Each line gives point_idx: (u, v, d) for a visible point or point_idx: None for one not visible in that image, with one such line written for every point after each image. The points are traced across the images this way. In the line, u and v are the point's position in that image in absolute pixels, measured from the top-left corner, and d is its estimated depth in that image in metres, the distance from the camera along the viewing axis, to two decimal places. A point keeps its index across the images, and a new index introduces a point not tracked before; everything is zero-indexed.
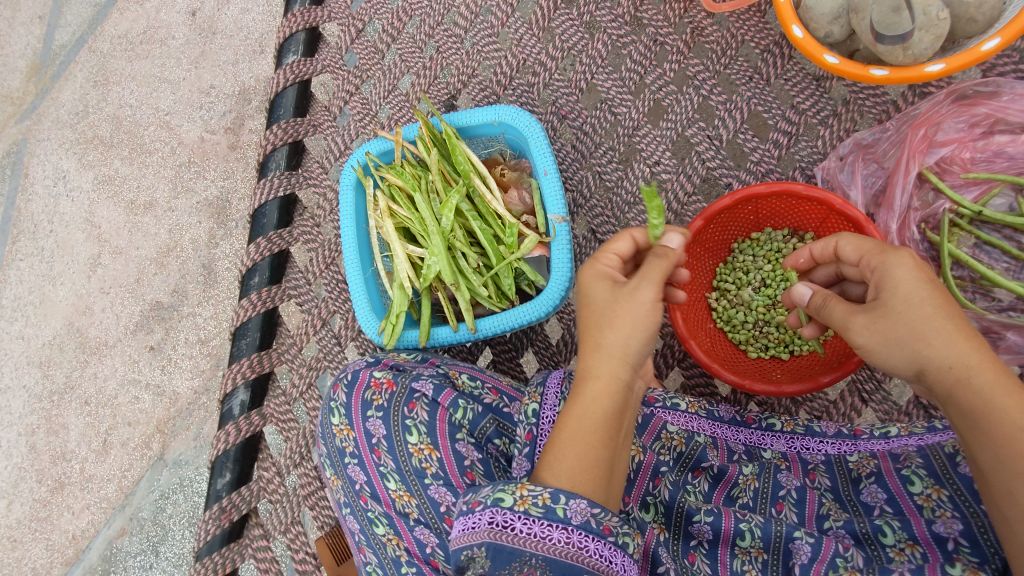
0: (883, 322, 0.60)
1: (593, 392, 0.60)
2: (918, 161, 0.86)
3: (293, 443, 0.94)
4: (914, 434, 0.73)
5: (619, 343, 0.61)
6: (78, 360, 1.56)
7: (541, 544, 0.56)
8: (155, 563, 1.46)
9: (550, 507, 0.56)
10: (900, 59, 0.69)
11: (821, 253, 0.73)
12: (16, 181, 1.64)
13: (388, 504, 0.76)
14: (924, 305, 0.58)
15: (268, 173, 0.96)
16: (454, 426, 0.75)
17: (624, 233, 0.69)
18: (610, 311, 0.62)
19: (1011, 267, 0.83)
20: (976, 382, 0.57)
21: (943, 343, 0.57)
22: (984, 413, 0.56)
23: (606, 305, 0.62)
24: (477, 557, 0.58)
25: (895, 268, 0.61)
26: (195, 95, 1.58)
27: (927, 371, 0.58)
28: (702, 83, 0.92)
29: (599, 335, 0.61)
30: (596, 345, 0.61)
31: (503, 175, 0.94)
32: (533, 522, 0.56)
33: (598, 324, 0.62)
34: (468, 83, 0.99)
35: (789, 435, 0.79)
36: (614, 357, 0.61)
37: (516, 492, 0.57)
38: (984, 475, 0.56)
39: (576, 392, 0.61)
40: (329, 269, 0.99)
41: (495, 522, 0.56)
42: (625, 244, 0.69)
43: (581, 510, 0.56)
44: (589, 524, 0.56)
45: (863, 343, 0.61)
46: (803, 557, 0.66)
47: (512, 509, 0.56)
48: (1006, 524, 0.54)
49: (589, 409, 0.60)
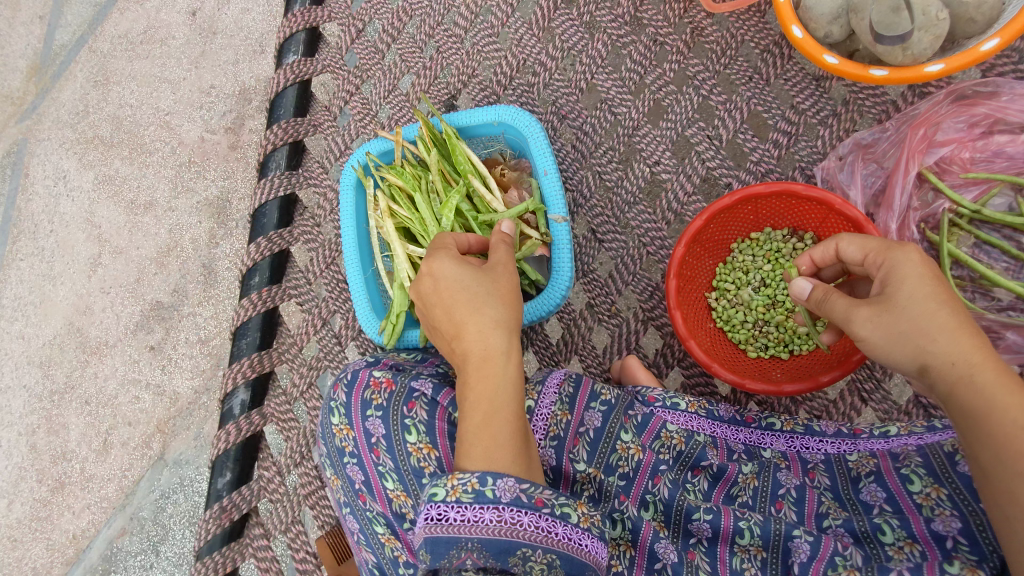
0: (886, 316, 0.61)
1: (485, 368, 0.62)
2: (918, 161, 0.86)
3: (293, 442, 0.94)
4: (914, 433, 0.73)
5: (493, 315, 0.65)
6: (78, 360, 1.56)
7: (475, 528, 0.56)
8: (155, 563, 1.46)
9: (479, 490, 0.56)
10: (900, 59, 0.69)
11: (822, 257, 0.73)
12: (16, 181, 1.64)
13: (385, 503, 0.76)
14: (928, 300, 0.59)
15: (269, 172, 0.96)
16: (453, 425, 0.76)
17: (447, 236, 0.76)
18: (485, 291, 0.67)
19: (1010, 267, 0.83)
20: (979, 380, 0.56)
21: (946, 339, 0.58)
22: (986, 411, 0.55)
23: (485, 284, 0.67)
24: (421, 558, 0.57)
25: (901, 265, 0.62)
26: (195, 95, 1.58)
27: (929, 366, 0.59)
28: (702, 83, 0.92)
29: (489, 310, 0.65)
30: (488, 321, 0.65)
31: (503, 175, 0.94)
32: (465, 508, 0.56)
33: (484, 300, 0.66)
34: (468, 83, 0.99)
35: (788, 434, 0.80)
36: (503, 327, 0.65)
37: (447, 483, 0.57)
38: (985, 474, 0.55)
39: (473, 371, 0.63)
40: (329, 269, 1.00)
41: (431, 517, 0.56)
42: (450, 241, 0.75)
43: (508, 488, 0.57)
44: (520, 500, 0.57)
45: (867, 335, 0.62)
46: (802, 555, 0.66)
47: (444, 500, 0.57)
48: (1007, 523, 0.53)
49: (499, 387, 0.62)
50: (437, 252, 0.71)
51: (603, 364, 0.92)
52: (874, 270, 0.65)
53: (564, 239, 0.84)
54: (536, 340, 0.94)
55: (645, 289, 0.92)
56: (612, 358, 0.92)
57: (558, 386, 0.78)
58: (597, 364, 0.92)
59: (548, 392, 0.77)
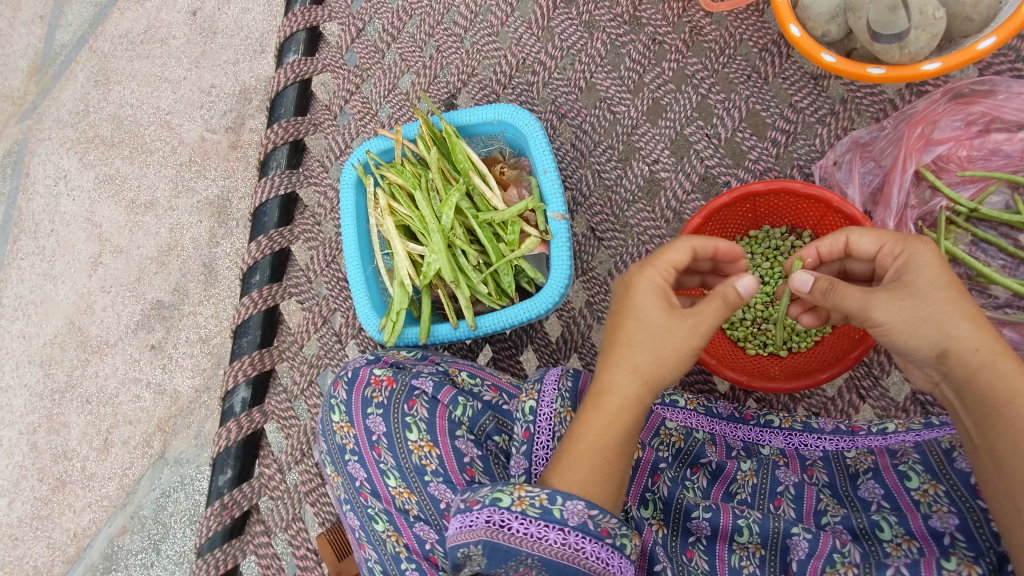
0: (910, 301, 0.60)
1: (603, 405, 0.63)
2: (915, 159, 0.87)
3: (294, 440, 0.94)
4: (912, 430, 0.73)
5: (638, 362, 0.62)
6: (79, 359, 1.57)
7: (537, 544, 0.60)
8: (156, 561, 1.46)
9: (546, 508, 0.59)
10: (897, 58, 0.69)
11: (829, 250, 0.72)
12: (17, 181, 1.65)
13: (387, 501, 0.77)
14: (950, 289, 0.60)
15: (269, 171, 0.97)
16: (454, 423, 0.76)
17: (682, 242, 0.66)
18: (648, 334, 0.62)
19: (1007, 264, 0.84)
20: (1002, 367, 0.59)
21: (971, 327, 0.59)
22: (1009, 399, 0.58)
23: (656, 329, 0.62)
24: (475, 554, 0.62)
25: (920, 254, 0.62)
26: (195, 95, 1.59)
27: (951, 353, 0.60)
28: (700, 82, 0.92)
29: (637, 356, 0.62)
30: (628, 366, 0.62)
31: (503, 173, 0.95)
32: (529, 522, 0.59)
33: (640, 345, 0.62)
34: (467, 82, 1.00)
35: (787, 431, 0.79)
36: (641, 378, 0.62)
37: (514, 493, 0.61)
38: (1005, 460, 0.57)
39: (597, 407, 0.63)
40: (329, 267, 1.00)
41: (493, 521, 0.60)
42: (683, 253, 0.66)
43: (577, 511, 0.59)
44: (586, 526, 0.59)
45: (886, 321, 0.61)
46: (800, 552, 0.66)
47: (509, 508, 0.60)
48: (1016, 510, 0.56)
49: (609, 426, 0.62)
50: (653, 263, 0.65)
51: None
52: (889, 261, 0.65)
53: (563, 237, 0.84)
54: (536, 337, 0.94)
55: None
56: None
57: (557, 384, 0.73)
58: (596, 362, 0.92)
59: (548, 390, 0.72)
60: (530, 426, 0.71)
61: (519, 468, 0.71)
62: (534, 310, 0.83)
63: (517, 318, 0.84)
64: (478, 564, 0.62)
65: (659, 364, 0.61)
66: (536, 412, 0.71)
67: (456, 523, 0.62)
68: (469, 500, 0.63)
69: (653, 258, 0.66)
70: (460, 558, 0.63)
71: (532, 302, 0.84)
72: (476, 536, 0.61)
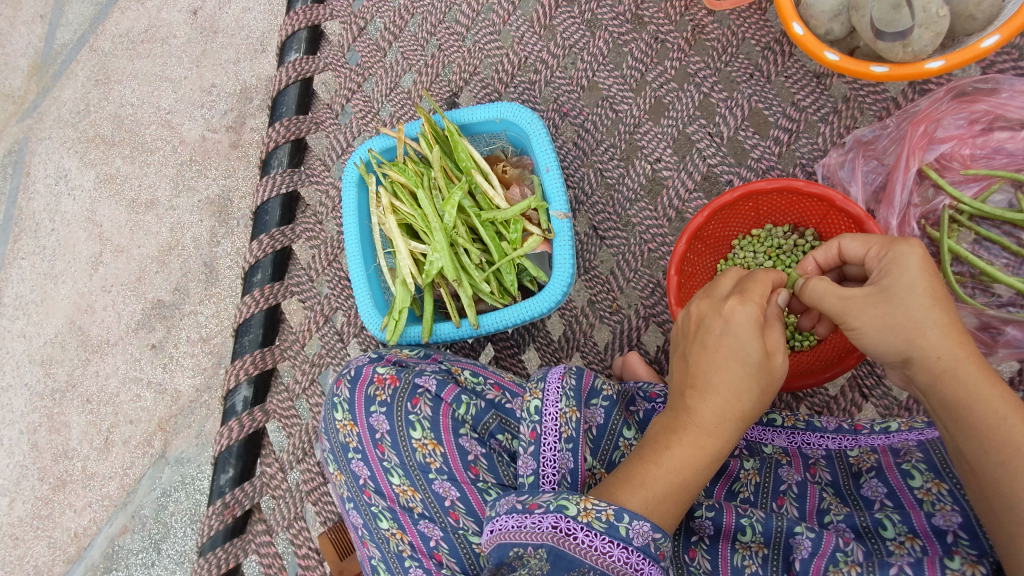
0: (885, 308, 0.61)
1: (704, 443, 0.63)
2: (918, 158, 0.87)
3: (296, 439, 0.94)
4: (915, 429, 0.72)
5: (745, 405, 0.64)
6: (79, 358, 1.56)
7: (601, 559, 0.58)
8: (157, 561, 1.46)
9: (613, 524, 0.58)
10: (901, 56, 0.69)
11: (825, 259, 0.71)
12: (17, 180, 1.65)
13: (392, 498, 0.77)
14: (924, 295, 0.60)
15: (271, 170, 0.97)
16: (458, 422, 0.76)
17: (769, 279, 0.67)
18: (754, 374, 0.64)
19: (1011, 263, 0.83)
20: (963, 373, 0.59)
21: (936, 334, 0.60)
22: (969, 403, 0.59)
23: (759, 369, 0.64)
24: (531, 556, 0.60)
25: (905, 258, 0.61)
26: (196, 94, 1.59)
27: (915, 359, 0.61)
28: (703, 81, 0.92)
29: (741, 398, 0.64)
30: (736, 409, 0.64)
31: (505, 172, 0.95)
32: (595, 535, 0.58)
33: (746, 387, 0.64)
34: (470, 81, 1.00)
35: (790, 430, 0.78)
36: (741, 419, 0.64)
37: (580, 503, 0.59)
38: (970, 463, 0.59)
39: (698, 445, 0.63)
40: (331, 266, 1.00)
41: (559, 528, 0.59)
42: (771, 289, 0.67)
43: (643, 533, 0.58)
44: (649, 548, 0.58)
45: (859, 327, 0.63)
46: (803, 551, 0.66)
47: (576, 518, 0.59)
48: (992, 512, 0.57)
49: (705, 462, 0.63)
50: (755, 298, 0.65)
51: (605, 360, 0.92)
52: (873, 265, 0.65)
53: (565, 235, 0.84)
54: (537, 336, 0.94)
55: (647, 285, 0.92)
56: (614, 354, 0.92)
57: (560, 382, 0.72)
58: (599, 360, 0.92)
59: (552, 388, 0.72)
60: (537, 426, 0.71)
61: (526, 468, 0.70)
62: (537, 309, 0.83)
63: (519, 317, 0.84)
64: (533, 568, 0.60)
65: (759, 406, 0.65)
66: (541, 411, 0.71)
67: (513, 523, 0.61)
68: (528, 503, 0.61)
69: (749, 292, 0.66)
70: (510, 558, 0.61)
71: (534, 302, 0.83)
72: (541, 538, 0.60)
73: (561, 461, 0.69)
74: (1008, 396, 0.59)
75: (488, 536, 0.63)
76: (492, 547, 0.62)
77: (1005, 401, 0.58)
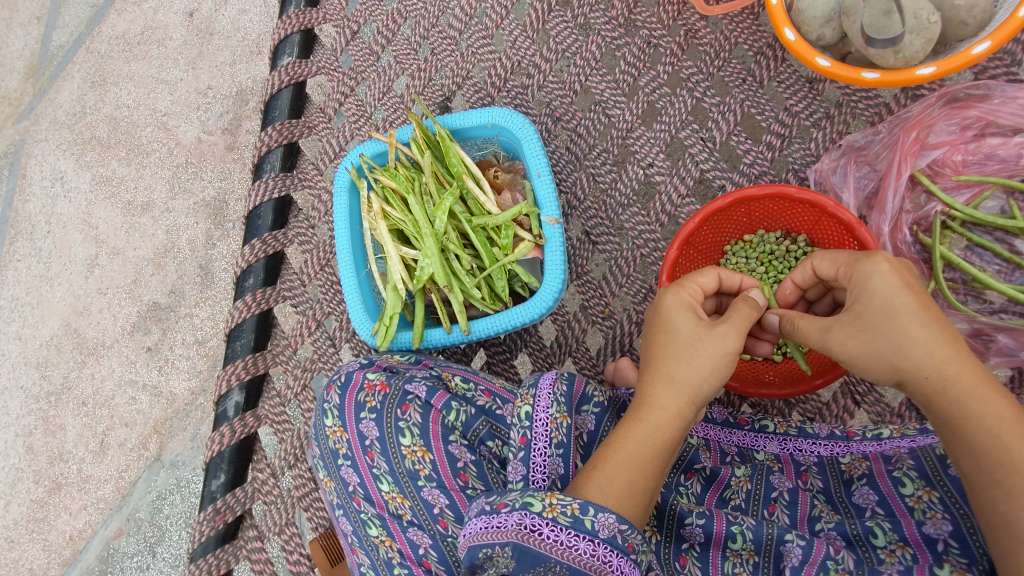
0: (863, 333, 0.62)
1: (642, 416, 0.65)
2: (910, 164, 0.87)
3: (288, 444, 0.94)
4: (907, 436, 0.72)
5: (675, 373, 0.65)
6: (75, 360, 1.56)
7: (568, 553, 0.58)
8: (152, 564, 1.46)
9: (579, 518, 0.58)
10: (892, 63, 0.69)
11: (803, 279, 0.73)
12: (14, 182, 1.64)
13: (381, 505, 0.76)
14: (897, 314, 0.60)
15: (263, 174, 0.96)
16: (447, 428, 0.76)
17: (711, 270, 0.72)
18: (687, 346, 0.66)
19: (1003, 270, 0.83)
20: (955, 391, 0.58)
21: (920, 353, 0.59)
22: (962, 421, 0.58)
23: (689, 341, 0.66)
24: (499, 556, 0.60)
25: (872, 276, 0.62)
26: (192, 96, 1.58)
27: (906, 381, 0.60)
28: (696, 85, 0.92)
29: (673, 368, 0.66)
30: (665, 377, 0.66)
31: (496, 177, 0.94)
32: (561, 529, 0.58)
33: (674, 357, 0.66)
34: (462, 85, 0.99)
35: (782, 436, 0.78)
36: (678, 391, 0.65)
37: (545, 499, 0.59)
38: (968, 481, 0.58)
39: (635, 419, 0.66)
40: (323, 271, 0.99)
41: (524, 525, 0.59)
42: (711, 279, 0.72)
43: (608, 524, 0.58)
44: (615, 540, 0.58)
45: (845, 355, 0.63)
46: (794, 559, 0.66)
47: (541, 514, 0.59)
48: (990, 528, 0.57)
49: (647, 435, 0.64)
50: (683, 284, 0.70)
51: (597, 366, 0.92)
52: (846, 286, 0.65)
53: (556, 241, 0.84)
54: (530, 342, 0.94)
55: (639, 291, 0.92)
56: (606, 360, 0.92)
57: (551, 388, 0.72)
58: (591, 366, 0.92)
59: (543, 395, 0.71)
60: (527, 431, 0.70)
61: (516, 474, 0.70)
62: (528, 314, 0.83)
63: (511, 323, 0.84)
64: (502, 566, 0.60)
65: (699, 377, 0.65)
66: (531, 417, 0.71)
67: (481, 524, 0.60)
68: (496, 504, 0.61)
69: (681, 281, 0.71)
70: (481, 560, 0.61)
71: (526, 307, 0.83)
72: (505, 536, 0.59)
73: (551, 466, 0.69)
74: (1003, 411, 0.57)
75: (460, 539, 0.62)
76: (463, 551, 0.62)
77: (999, 418, 0.57)
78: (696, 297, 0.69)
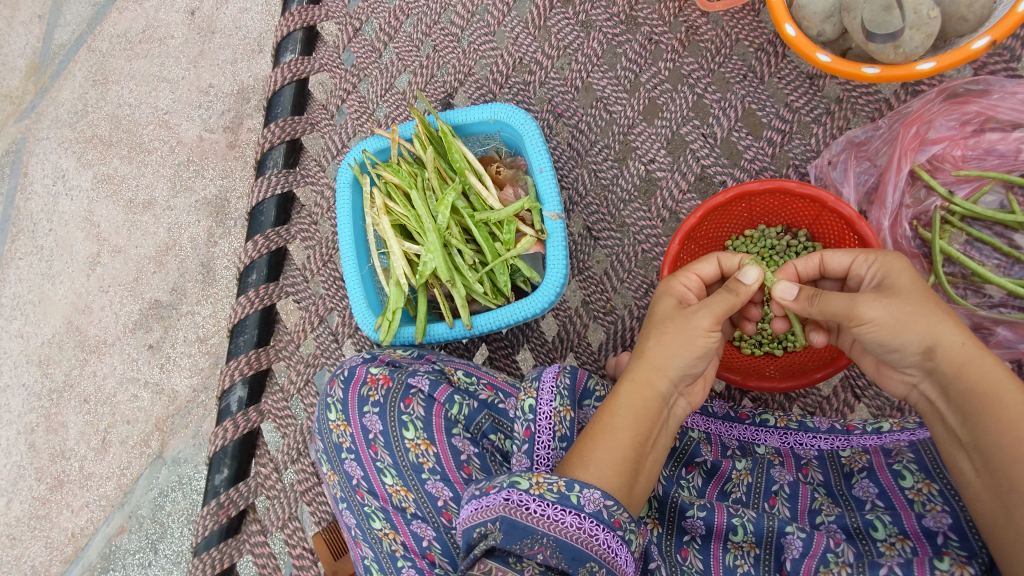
0: (894, 298, 0.61)
1: (621, 387, 0.66)
2: (910, 159, 0.87)
3: (291, 439, 0.94)
4: (907, 429, 0.73)
5: (646, 347, 0.67)
6: (77, 358, 1.57)
7: (554, 526, 0.59)
8: (154, 561, 1.47)
9: (565, 494, 0.59)
10: (892, 58, 0.69)
11: (807, 268, 0.75)
12: (15, 180, 1.65)
13: (385, 498, 0.76)
14: (926, 291, 0.61)
15: (266, 170, 0.97)
16: (451, 422, 0.77)
17: (709, 256, 0.74)
18: (660, 324, 0.68)
19: (1002, 264, 0.84)
20: (987, 363, 0.59)
21: (954, 324, 0.60)
22: (995, 393, 0.58)
23: (662, 319, 0.68)
24: (490, 531, 0.60)
25: (898, 261, 0.65)
26: (194, 95, 1.59)
27: (936, 350, 0.60)
28: (696, 82, 0.92)
29: (646, 344, 0.67)
30: (639, 352, 0.68)
31: (498, 173, 0.95)
32: (547, 505, 0.59)
33: (648, 334, 0.68)
34: (465, 82, 1.00)
35: (782, 430, 0.79)
36: (648, 364, 0.66)
37: (532, 477, 0.60)
38: (989, 457, 0.57)
39: (616, 389, 0.67)
40: (326, 267, 1.00)
41: (511, 500, 0.59)
42: (709, 266, 0.73)
43: (593, 499, 0.59)
44: (600, 514, 0.59)
45: (875, 317, 0.61)
46: (794, 551, 0.66)
47: (528, 491, 0.59)
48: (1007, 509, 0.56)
49: (625, 409, 0.65)
50: (674, 272, 0.73)
51: (599, 360, 0.92)
52: (863, 272, 0.68)
53: (558, 236, 0.85)
54: (532, 337, 0.94)
55: (640, 286, 0.92)
56: (608, 355, 0.92)
57: (554, 381, 0.72)
58: (592, 361, 0.92)
59: (546, 388, 0.72)
60: (530, 424, 0.71)
61: (520, 466, 0.71)
62: (531, 308, 0.83)
63: (513, 318, 0.84)
64: (492, 540, 0.61)
65: (666, 352, 0.65)
66: (535, 410, 0.71)
67: (471, 506, 0.61)
68: (485, 487, 0.62)
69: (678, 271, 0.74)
70: (475, 540, 0.62)
71: (528, 302, 0.84)
72: (492, 512, 0.60)
73: (554, 458, 0.70)
74: None
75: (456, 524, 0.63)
76: (460, 535, 0.63)
77: None
78: (690, 286, 0.72)
